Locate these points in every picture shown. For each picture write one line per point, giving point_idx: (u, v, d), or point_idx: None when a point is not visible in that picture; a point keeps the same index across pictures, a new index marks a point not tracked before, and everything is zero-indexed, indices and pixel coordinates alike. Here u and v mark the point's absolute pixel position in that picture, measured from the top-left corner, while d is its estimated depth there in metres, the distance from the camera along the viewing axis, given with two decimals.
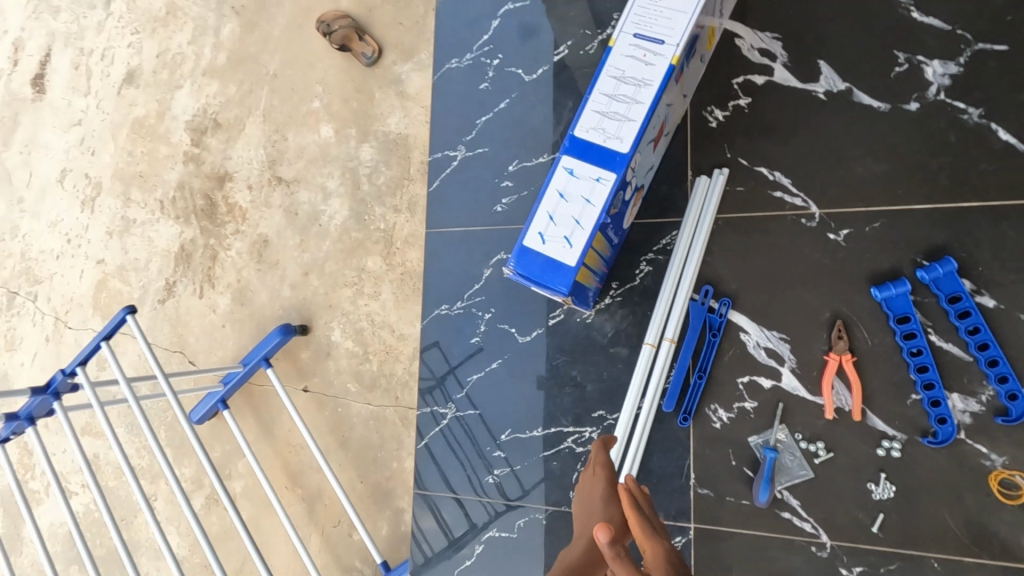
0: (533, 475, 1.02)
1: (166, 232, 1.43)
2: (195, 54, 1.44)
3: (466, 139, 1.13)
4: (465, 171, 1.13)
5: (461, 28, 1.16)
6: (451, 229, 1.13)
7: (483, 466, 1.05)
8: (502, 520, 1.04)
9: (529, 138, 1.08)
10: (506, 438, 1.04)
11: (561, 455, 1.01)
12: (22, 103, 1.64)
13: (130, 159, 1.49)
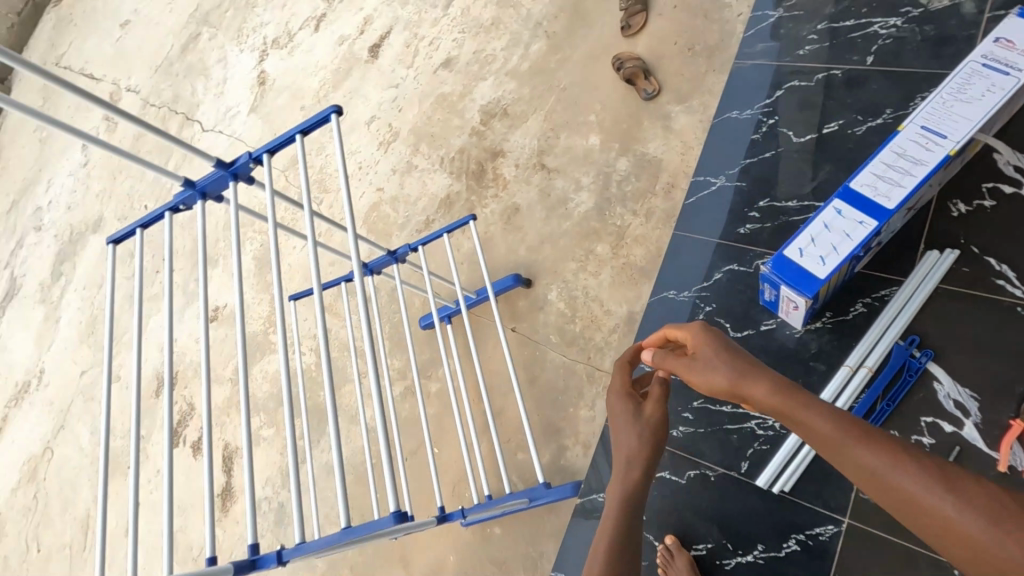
0: (714, 439, 1.26)
1: (438, 182, 1.82)
2: (504, 58, 1.85)
3: (728, 174, 1.45)
4: (721, 196, 1.44)
5: (745, 94, 1.50)
6: (697, 236, 1.43)
7: (672, 420, 1.30)
8: (676, 466, 1.27)
9: (782, 184, 1.38)
10: (699, 404, 1.29)
11: (743, 431, 1.24)
12: (357, 63, 2.16)
13: (427, 122, 1.92)
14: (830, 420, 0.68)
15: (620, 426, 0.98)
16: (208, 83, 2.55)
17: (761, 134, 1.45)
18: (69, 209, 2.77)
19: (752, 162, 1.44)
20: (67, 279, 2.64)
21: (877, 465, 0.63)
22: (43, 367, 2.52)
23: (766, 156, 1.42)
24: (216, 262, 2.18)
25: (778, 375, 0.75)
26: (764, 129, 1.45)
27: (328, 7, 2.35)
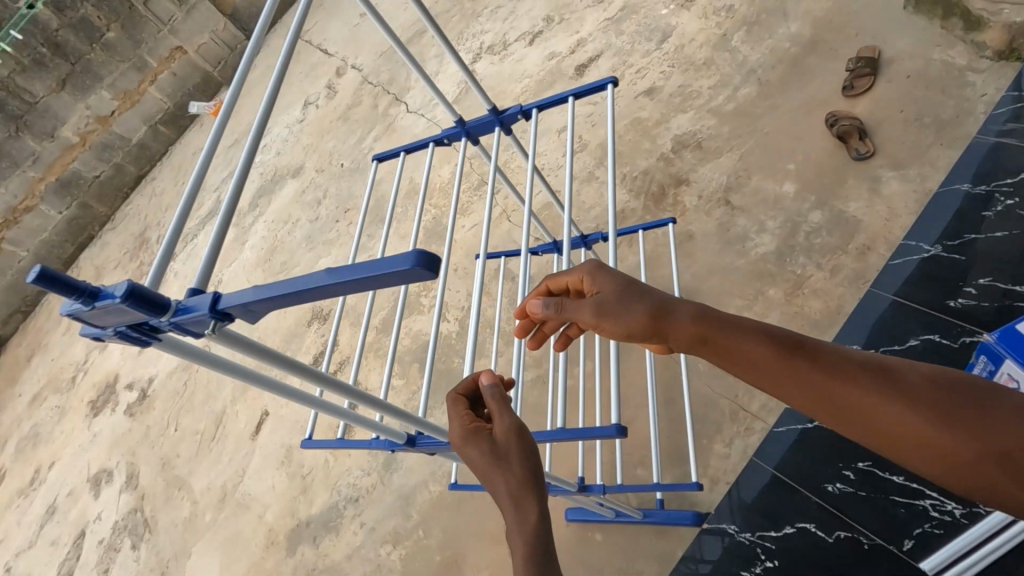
0: (875, 506, 1.24)
1: (616, 196, 1.89)
2: (709, 96, 1.90)
3: (946, 243, 1.39)
4: (933, 264, 1.37)
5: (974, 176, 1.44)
6: (897, 297, 1.37)
7: (832, 475, 1.31)
8: (826, 521, 1.27)
9: (1008, 268, 1.30)
10: (863, 466, 1.29)
11: (912, 507, 1.22)
12: (562, 76, 2.31)
13: (617, 140, 2.00)
14: (769, 344, 0.68)
15: (472, 451, 0.73)
16: (421, 72, 2.85)
17: (993, 212, 1.38)
18: (277, 154, 3.19)
19: (976, 238, 1.37)
20: (258, 211, 3.02)
21: (838, 385, 0.62)
22: (219, 278, 2.88)
23: (996, 235, 1.35)
24: (387, 223, 2.39)
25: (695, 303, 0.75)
26: (998, 208, 1.38)
27: (546, 25, 2.54)
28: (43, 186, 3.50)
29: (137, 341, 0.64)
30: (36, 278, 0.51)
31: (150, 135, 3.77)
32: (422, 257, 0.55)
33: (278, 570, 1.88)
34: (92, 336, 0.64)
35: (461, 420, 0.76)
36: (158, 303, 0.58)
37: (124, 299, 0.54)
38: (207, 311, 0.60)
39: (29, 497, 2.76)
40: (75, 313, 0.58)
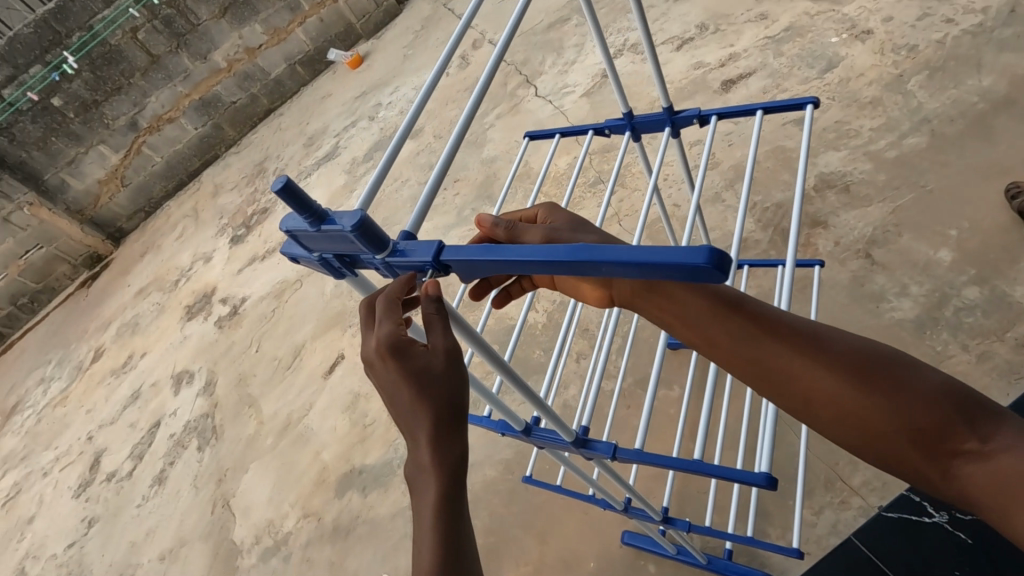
0: None
1: (741, 223, 1.78)
2: (869, 138, 1.75)
3: None
4: None
5: None
6: None
7: None
8: None
9: None
10: None
11: None
12: (706, 87, 2.20)
13: (754, 165, 1.89)
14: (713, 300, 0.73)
15: (388, 374, 0.55)
16: (557, 59, 2.81)
17: None
18: (399, 113, 3.27)
19: None
20: (371, 164, 3.11)
21: (765, 349, 0.70)
22: None
23: None
24: (494, 200, 2.39)
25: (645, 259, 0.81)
26: None
27: (699, 32, 2.42)
28: (187, 102, 3.78)
29: (337, 271, 0.67)
30: (282, 188, 0.53)
31: (288, 73, 3.97)
32: (714, 253, 0.49)
33: (324, 507, 1.95)
34: (299, 257, 0.67)
35: (387, 328, 0.55)
36: (380, 241, 0.59)
37: (354, 230, 0.55)
38: (426, 259, 0.59)
39: (119, 379, 3.02)
40: (296, 230, 0.61)
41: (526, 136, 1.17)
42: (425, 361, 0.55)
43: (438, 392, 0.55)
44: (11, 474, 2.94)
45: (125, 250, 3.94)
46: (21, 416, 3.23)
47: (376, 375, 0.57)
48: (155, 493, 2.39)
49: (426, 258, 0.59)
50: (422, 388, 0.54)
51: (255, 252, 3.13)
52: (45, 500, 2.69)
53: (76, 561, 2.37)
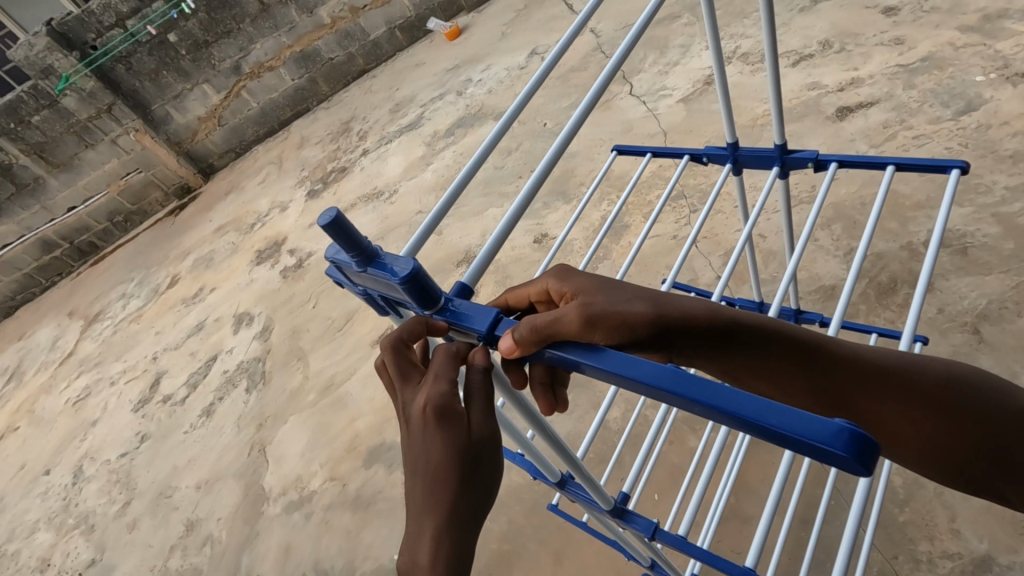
0: None
1: (831, 267, 1.62)
2: (1001, 198, 1.56)
3: None
4: None
5: None
6: None
7: None
8: None
9: None
10: None
11: None
12: (819, 112, 2.01)
13: (857, 206, 1.71)
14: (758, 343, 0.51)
15: (426, 437, 0.49)
16: (659, 58, 2.66)
17: None
18: (488, 92, 3.22)
19: None
20: (451, 140, 3.08)
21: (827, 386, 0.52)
22: (395, 188, 3.01)
23: None
24: (567, 196, 2.30)
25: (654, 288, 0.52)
26: None
27: (821, 49, 2.22)
28: (288, 53, 3.88)
29: (380, 308, 0.61)
30: (330, 224, 0.48)
31: (387, 36, 3.99)
32: (858, 439, 0.35)
33: (351, 474, 1.98)
34: (343, 285, 0.61)
35: (440, 388, 0.49)
36: (430, 297, 0.52)
37: (401, 281, 0.49)
38: (478, 329, 0.52)
39: (187, 308, 3.19)
40: (340, 261, 0.55)
41: (615, 149, 1.13)
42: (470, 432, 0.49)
43: (477, 465, 0.49)
44: (85, 377, 3.19)
45: (211, 186, 4.14)
46: (100, 326, 3.50)
47: (410, 437, 0.51)
48: (201, 424, 2.52)
49: (479, 328, 0.51)
50: (462, 463, 0.48)
51: (328, 209, 3.20)
52: (108, 408, 2.91)
53: (124, 471, 2.54)
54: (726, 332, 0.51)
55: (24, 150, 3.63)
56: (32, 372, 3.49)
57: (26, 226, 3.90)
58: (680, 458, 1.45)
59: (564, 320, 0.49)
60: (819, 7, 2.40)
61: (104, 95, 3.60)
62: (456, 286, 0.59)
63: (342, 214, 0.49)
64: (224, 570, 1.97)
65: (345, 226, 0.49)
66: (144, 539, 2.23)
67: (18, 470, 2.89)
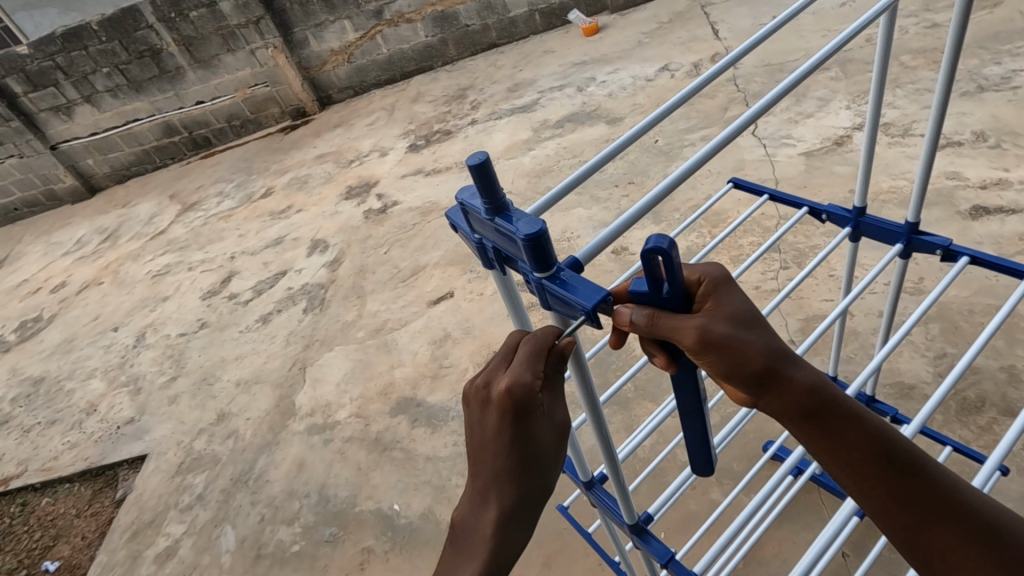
0: None
1: (916, 366, 1.52)
2: None
3: None
4: None
5: None
6: None
7: None
8: None
9: None
10: None
11: None
12: (950, 204, 1.87)
13: (965, 311, 1.59)
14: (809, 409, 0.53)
15: (500, 421, 0.54)
16: (793, 105, 2.55)
17: None
18: (608, 95, 3.19)
19: None
20: (558, 132, 3.09)
21: (853, 442, 0.53)
22: (492, 163, 3.05)
23: None
24: (657, 216, 2.26)
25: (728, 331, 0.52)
26: None
27: (973, 140, 2.06)
28: (429, 11, 4.00)
29: (487, 260, 0.61)
30: (476, 167, 0.50)
31: (526, 17, 4.03)
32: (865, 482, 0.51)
33: (376, 417, 2.04)
34: (460, 229, 0.63)
35: (524, 377, 0.53)
36: (545, 261, 0.50)
37: (524, 238, 0.49)
38: (585, 304, 0.49)
39: (273, 221, 3.38)
40: (470, 205, 0.56)
41: (731, 181, 1.09)
42: (542, 432, 0.55)
43: (541, 466, 0.56)
44: (169, 255, 3.45)
45: (324, 115, 4.31)
46: (194, 215, 3.77)
47: (483, 413, 0.56)
48: (256, 328, 2.68)
49: (583, 303, 0.49)
50: (527, 457, 0.55)
51: (424, 165, 3.30)
52: (180, 289, 3.14)
53: (179, 349, 2.74)
54: (813, 407, 0.53)
55: (175, 40, 3.96)
56: (127, 238, 3.82)
57: (157, 108, 4.26)
58: (699, 506, 1.41)
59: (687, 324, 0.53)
60: (983, 95, 2.23)
61: (256, 8, 3.86)
62: (567, 258, 0.56)
63: (488, 161, 0.50)
64: (240, 465, 2.09)
65: (488, 172, 0.51)
66: (180, 414, 2.40)
67: (92, 319, 3.18)
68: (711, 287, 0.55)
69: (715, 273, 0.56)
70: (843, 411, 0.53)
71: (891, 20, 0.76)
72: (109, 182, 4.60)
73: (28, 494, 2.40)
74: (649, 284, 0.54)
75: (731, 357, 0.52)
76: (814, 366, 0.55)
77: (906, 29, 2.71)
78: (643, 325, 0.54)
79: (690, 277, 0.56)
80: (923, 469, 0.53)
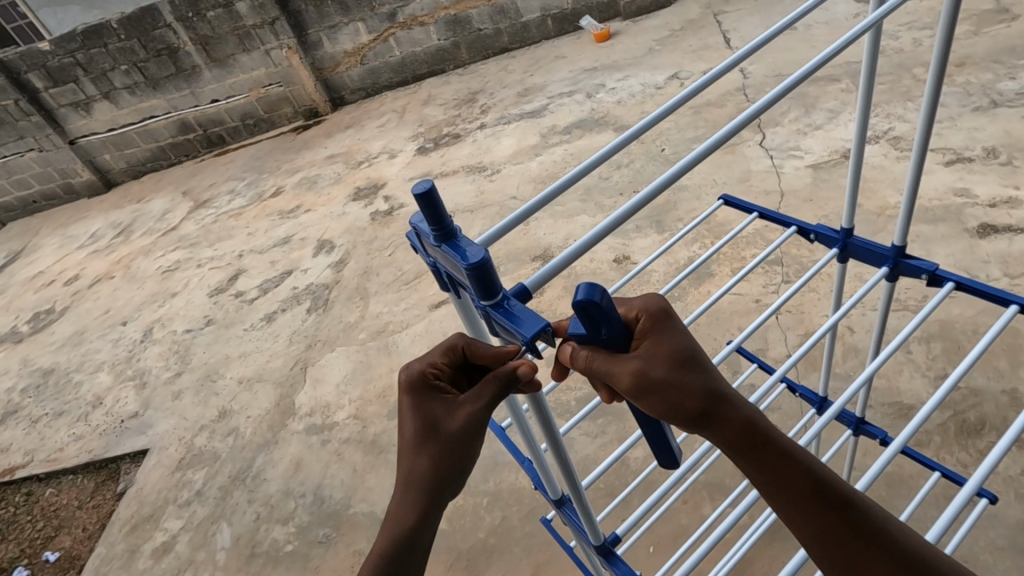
0: None
1: (915, 386, 1.50)
2: None
3: None
4: None
5: None
6: None
7: None
8: None
9: None
10: None
11: None
12: (958, 221, 1.85)
13: (967, 331, 1.57)
14: (746, 447, 0.52)
15: (406, 404, 0.59)
16: (803, 116, 2.54)
17: None
18: (617, 102, 3.19)
19: None
20: (566, 137, 3.09)
21: (788, 482, 0.52)
22: (499, 168, 3.06)
23: None
24: (660, 225, 2.25)
25: (664, 370, 0.52)
26: None
27: (983, 156, 2.03)
28: (442, 14, 4.02)
29: (443, 282, 0.61)
30: (421, 196, 0.50)
31: (538, 22, 4.04)
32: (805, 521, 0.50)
33: (373, 419, 2.06)
34: (418, 250, 0.63)
35: (421, 366, 0.59)
36: (490, 289, 0.50)
37: (468, 267, 0.49)
38: (524, 335, 0.49)
39: (281, 220, 3.41)
40: (421, 230, 0.57)
41: (722, 198, 1.08)
42: (440, 419, 0.58)
43: (452, 457, 0.58)
44: (179, 252, 3.50)
45: (336, 116, 4.34)
46: (205, 212, 3.82)
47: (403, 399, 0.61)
48: (260, 326, 2.71)
49: (524, 334, 0.49)
50: (429, 443, 0.58)
51: (431, 168, 3.31)
52: (189, 285, 3.18)
53: (185, 345, 2.78)
54: (750, 445, 0.52)
55: (192, 40, 4.01)
56: (139, 234, 3.88)
57: (173, 105, 4.32)
58: (689, 521, 1.40)
59: (625, 364, 0.52)
60: (997, 110, 2.20)
61: (271, 9, 3.90)
62: (517, 285, 0.56)
63: (434, 189, 0.50)
64: (238, 463, 2.11)
65: (434, 201, 0.51)
66: (182, 410, 2.43)
67: (103, 313, 3.22)
68: (649, 324, 0.54)
69: (654, 307, 0.55)
70: (780, 450, 0.53)
71: (876, 39, 0.75)
72: (125, 177, 4.67)
73: (33, 484, 2.44)
74: (588, 327, 0.52)
75: (668, 399, 0.52)
76: (751, 403, 0.54)
77: (920, 42, 2.68)
78: (581, 366, 0.54)
79: (629, 311, 0.55)
80: (860, 508, 0.52)
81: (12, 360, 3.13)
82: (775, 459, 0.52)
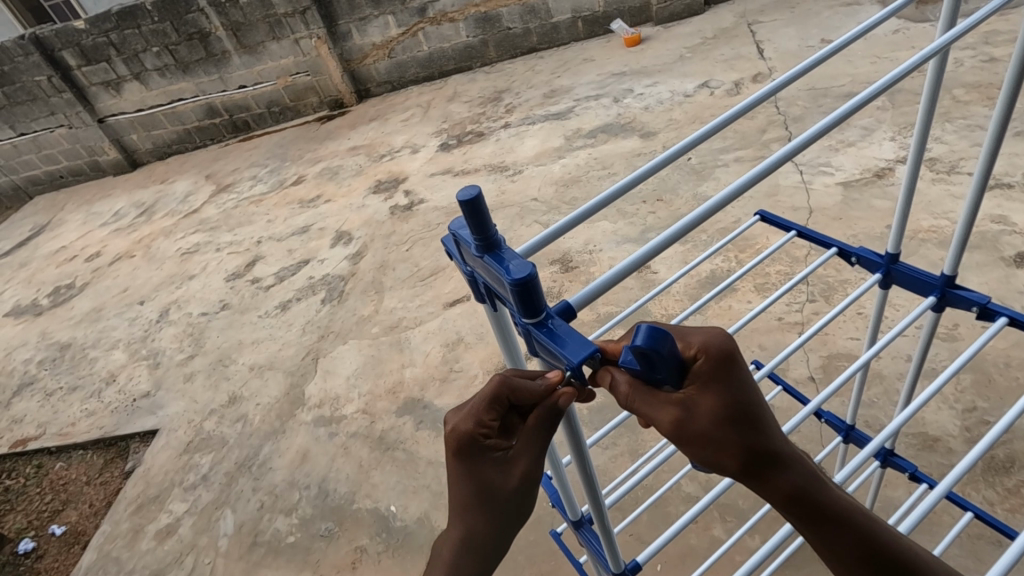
0: None
1: (942, 418, 1.45)
2: None
3: None
4: None
5: None
6: None
7: None
8: None
9: None
10: None
11: None
12: (994, 249, 1.79)
13: (1001, 364, 1.51)
14: (790, 504, 0.50)
15: (453, 462, 0.55)
16: (836, 133, 2.48)
17: None
18: (644, 108, 3.15)
19: None
20: (590, 141, 3.06)
21: (834, 541, 0.50)
22: (521, 169, 3.04)
23: None
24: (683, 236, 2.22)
25: (713, 423, 0.48)
26: None
27: None
28: (472, 11, 4.00)
29: (478, 293, 0.59)
30: (467, 203, 0.48)
31: (569, 23, 4.00)
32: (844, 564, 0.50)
33: (382, 415, 2.04)
34: (454, 258, 0.62)
35: (468, 424, 0.54)
36: (534, 307, 0.48)
37: (513, 282, 0.47)
38: (570, 360, 0.47)
39: (301, 209, 3.42)
40: (461, 237, 0.55)
41: (758, 213, 1.05)
42: (493, 475, 0.55)
43: (505, 511, 0.55)
44: (199, 234, 3.53)
45: (361, 107, 4.34)
46: (226, 196, 3.84)
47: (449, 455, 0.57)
48: (274, 314, 2.71)
49: (569, 358, 0.47)
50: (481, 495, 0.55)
51: (453, 165, 3.30)
52: (207, 269, 3.19)
53: (199, 328, 2.79)
54: (793, 504, 0.50)
55: (224, 25, 4.04)
56: (161, 214, 3.91)
57: (201, 89, 4.36)
58: (699, 541, 1.37)
59: (668, 412, 0.48)
60: None
61: None
62: (560, 302, 0.53)
63: (480, 198, 0.49)
64: (246, 449, 2.11)
65: (479, 209, 0.49)
66: (193, 393, 2.44)
67: (121, 291, 3.26)
68: (707, 369, 0.48)
69: (715, 350, 0.48)
70: (826, 507, 0.50)
71: (942, 65, 0.74)
72: (150, 158, 4.73)
73: (44, 456, 2.47)
74: (641, 364, 0.47)
75: (713, 453, 0.49)
76: (804, 458, 0.51)
77: (962, 62, 2.61)
78: (622, 401, 0.50)
79: (687, 348, 0.49)
80: (912, 568, 0.50)
81: (31, 332, 3.18)
82: (822, 518, 0.50)
